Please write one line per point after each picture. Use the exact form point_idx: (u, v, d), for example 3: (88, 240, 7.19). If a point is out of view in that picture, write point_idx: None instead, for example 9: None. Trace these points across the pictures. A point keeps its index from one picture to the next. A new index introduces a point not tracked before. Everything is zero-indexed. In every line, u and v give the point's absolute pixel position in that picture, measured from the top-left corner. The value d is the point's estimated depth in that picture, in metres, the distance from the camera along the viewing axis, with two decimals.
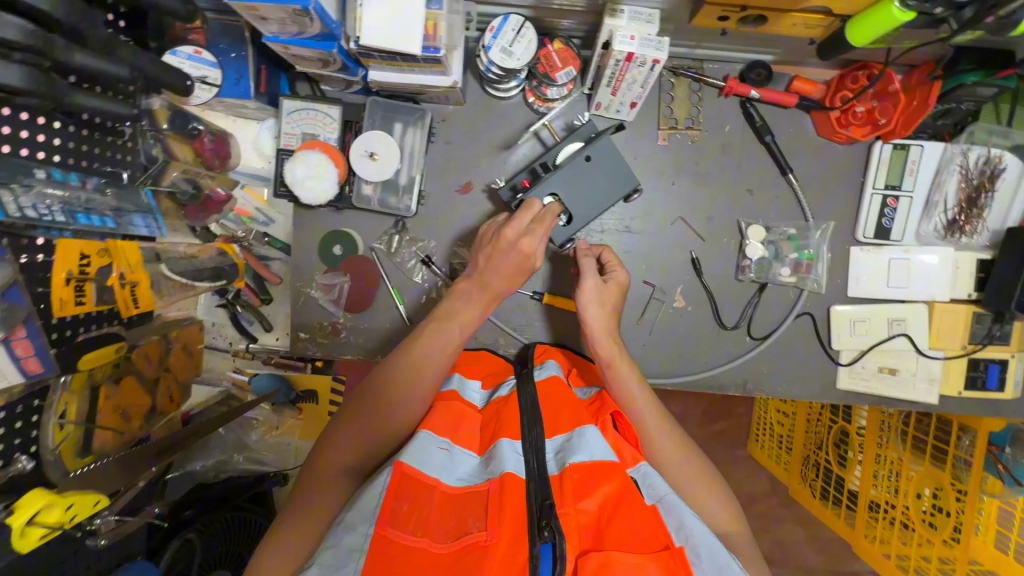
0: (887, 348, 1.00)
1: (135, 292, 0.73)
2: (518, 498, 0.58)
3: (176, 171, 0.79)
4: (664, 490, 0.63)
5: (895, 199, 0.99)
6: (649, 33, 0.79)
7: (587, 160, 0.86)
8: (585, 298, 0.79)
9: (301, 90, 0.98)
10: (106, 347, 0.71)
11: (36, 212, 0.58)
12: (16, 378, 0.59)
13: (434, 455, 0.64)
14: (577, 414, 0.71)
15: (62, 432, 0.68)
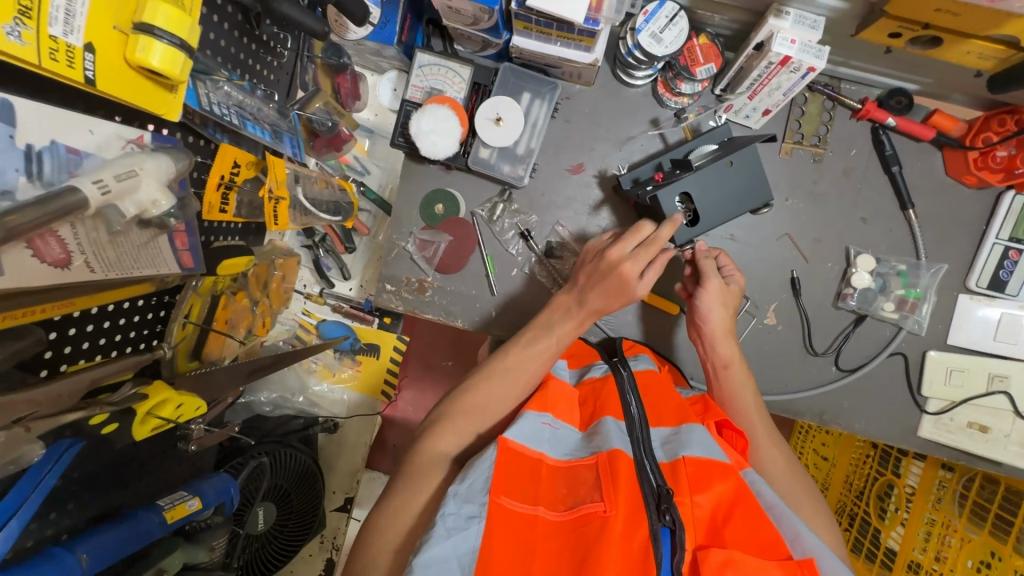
0: (982, 403, 0.97)
1: (279, 209, 0.74)
2: (629, 478, 0.60)
3: (320, 102, 0.83)
4: (774, 499, 0.63)
5: (1017, 253, 0.95)
6: (810, 39, 0.78)
7: (730, 166, 0.81)
8: (708, 300, 0.83)
9: (434, 46, 0.99)
10: (236, 258, 0.74)
11: (221, 111, 0.63)
12: (175, 267, 0.65)
13: (541, 433, 0.68)
14: (680, 411, 0.72)
15: (183, 331, 0.73)
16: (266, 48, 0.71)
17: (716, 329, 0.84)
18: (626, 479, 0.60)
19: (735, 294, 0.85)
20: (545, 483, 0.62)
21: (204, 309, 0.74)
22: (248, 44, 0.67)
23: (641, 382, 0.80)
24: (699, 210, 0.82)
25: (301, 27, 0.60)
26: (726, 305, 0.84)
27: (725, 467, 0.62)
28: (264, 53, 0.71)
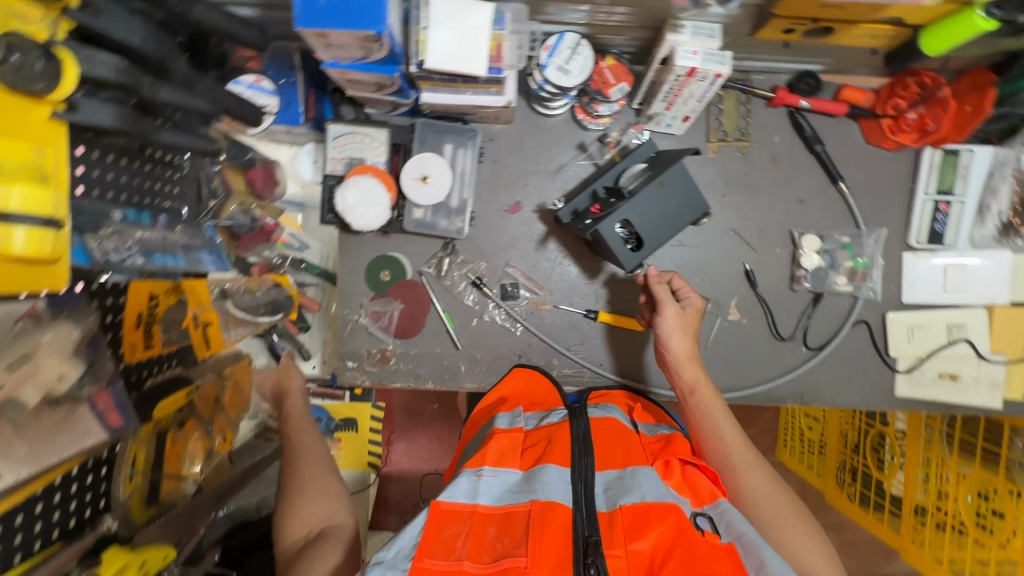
0: (948, 354, 0.99)
1: (208, 332, 0.76)
2: (559, 531, 0.61)
3: (234, 204, 0.78)
4: (745, 527, 0.64)
5: (947, 204, 0.99)
6: (712, 47, 0.78)
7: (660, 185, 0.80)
8: (667, 324, 0.87)
9: (344, 113, 0.94)
10: (175, 394, 0.72)
11: (119, 256, 0.54)
12: (102, 433, 0.58)
13: (469, 482, 0.67)
14: (631, 454, 0.72)
15: (131, 483, 0.67)
16: (169, 166, 0.65)
17: (682, 351, 0.87)
18: (557, 533, 0.60)
19: (693, 315, 0.89)
20: (474, 537, 0.62)
21: (149, 454, 0.69)
22: (150, 169, 0.62)
23: (596, 428, 0.80)
24: (641, 234, 0.81)
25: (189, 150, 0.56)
26: (684, 328, 0.88)
27: (665, 509, 0.61)
28: (167, 172, 0.65)
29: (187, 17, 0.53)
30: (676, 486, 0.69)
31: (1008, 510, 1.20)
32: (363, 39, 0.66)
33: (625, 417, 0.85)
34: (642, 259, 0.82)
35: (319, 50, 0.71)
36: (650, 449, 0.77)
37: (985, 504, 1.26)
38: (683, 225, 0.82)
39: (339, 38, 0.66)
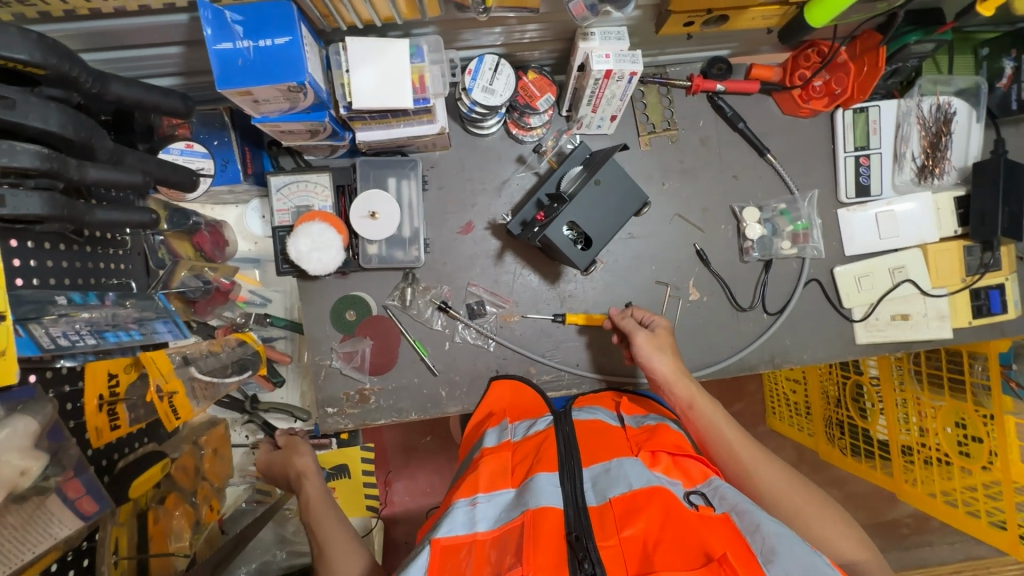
0: (895, 296, 1.04)
1: (175, 403, 0.68)
2: (553, 533, 0.62)
3: (184, 270, 0.77)
4: (738, 497, 0.65)
5: (867, 158, 1.05)
6: (622, 49, 0.83)
7: (597, 184, 0.83)
8: (644, 353, 0.91)
9: (284, 164, 0.97)
10: (153, 468, 0.67)
11: (68, 339, 0.53)
12: (75, 523, 0.57)
13: (464, 513, 0.67)
14: (616, 449, 0.75)
15: (118, 570, 0.64)
16: (111, 244, 0.64)
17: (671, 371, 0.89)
18: (552, 536, 0.61)
19: (664, 337, 0.93)
20: (475, 561, 0.61)
21: (131, 537, 0.66)
22: (92, 250, 0.61)
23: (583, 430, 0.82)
24: (588, 233, 0.84)
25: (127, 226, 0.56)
26: (660, 349, 0.91)
27: (652, 493, 0.64)
28: (109, 250, 0.64)
29: (106, 96, 0.53)
30: (665, 470, 0.70)
31: (983, 434, 1.25)
32: (286, 91, 0.67)
33: (612, 417, 0.88)
34: (594, 255, 0.84)
35: (246, 108, 0.72)
36: (636, 439, 0.79)
37: (964, 433, 1.31)
38: (627, 219, 0.85)
39: (263, 94, 0.67)
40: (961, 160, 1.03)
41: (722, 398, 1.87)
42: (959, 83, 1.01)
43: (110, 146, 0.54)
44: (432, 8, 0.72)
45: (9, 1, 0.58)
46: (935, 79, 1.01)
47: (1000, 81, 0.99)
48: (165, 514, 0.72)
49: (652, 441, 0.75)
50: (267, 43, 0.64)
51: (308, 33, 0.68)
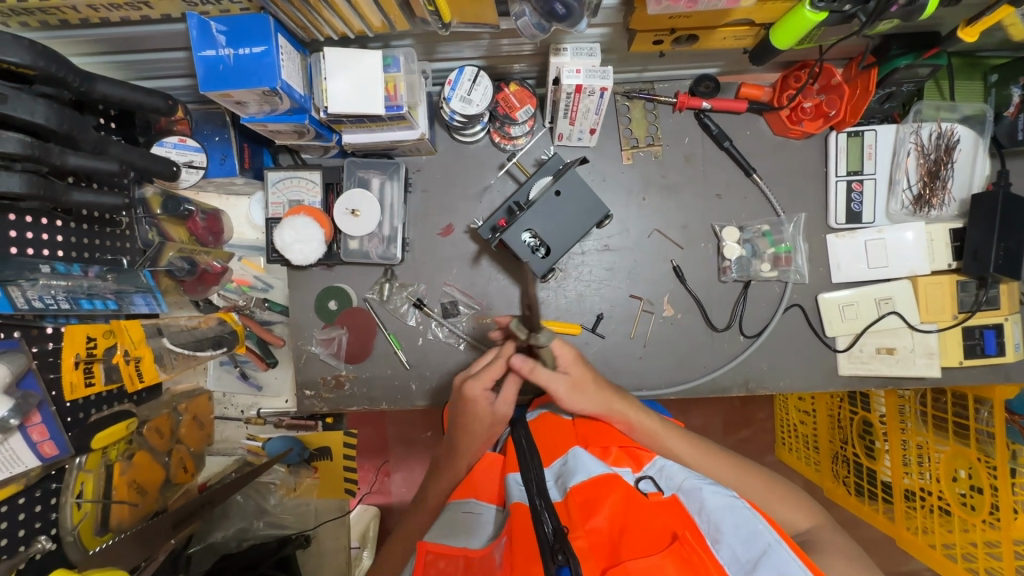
0: (880, 328, 1.01)
1: (140, 367, 0.78)
2: (529, 530, 0.59)
3: (172, 251, 0.85)
4: (682, 476, 0.66)
5: (859, 183, 1.02)
6: (593, 65, 0.85)
7: (558, 194, 0.88)
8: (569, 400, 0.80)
9: (283, 161, 1.05)
10: (116, 425, 0.74)
11: (42, 302, 0.62)
12: (33, 462, 0.62)
13: (452, 531, 0.65)
14: (567, 443, 0.74)
15: (80, 511, 0.70)
16: (108, 224, 0.74)
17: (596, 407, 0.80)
18: (527, 533, 0.59)
19: (584, 374, 0.82)
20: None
21: (98, 484, 0.73)
22: (88, 228, 0.71)
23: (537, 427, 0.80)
24: (546, 241, 0.87)
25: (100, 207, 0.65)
26: (580, 391, 0.81)
27: (607, 481, 0.63)
28: (105, 230, 0.74)
29: (93, 93, 0.62)
30: (614, 459, 0.70)
31: (985, 484, 1.17)
32: (262, 95, 0.75)
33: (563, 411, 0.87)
34: (551, 263, 0.88)
35: (233, 108, 0.80)
36: (580, 429, 0.78)
37: (971, 483, 1.21)
38: (587, 230, 0.88)
39: (243, 97, 0.75)
40: (963, 191, 0.98)
41: (729, 424, 1.79)
42: (964, 109, 0.96)
43: (94, 137, 0.62)
44: (399, 22, 0.76)
45: (32, 11, 0.68)
46: (937, 105, 0.96)
47: (1007, 110, 0.94)
48: (131, 470, 0.78)
49: (596, 436, 0.75)
50: (245, 51, 0.71)
51: (286, 43, 0.75)
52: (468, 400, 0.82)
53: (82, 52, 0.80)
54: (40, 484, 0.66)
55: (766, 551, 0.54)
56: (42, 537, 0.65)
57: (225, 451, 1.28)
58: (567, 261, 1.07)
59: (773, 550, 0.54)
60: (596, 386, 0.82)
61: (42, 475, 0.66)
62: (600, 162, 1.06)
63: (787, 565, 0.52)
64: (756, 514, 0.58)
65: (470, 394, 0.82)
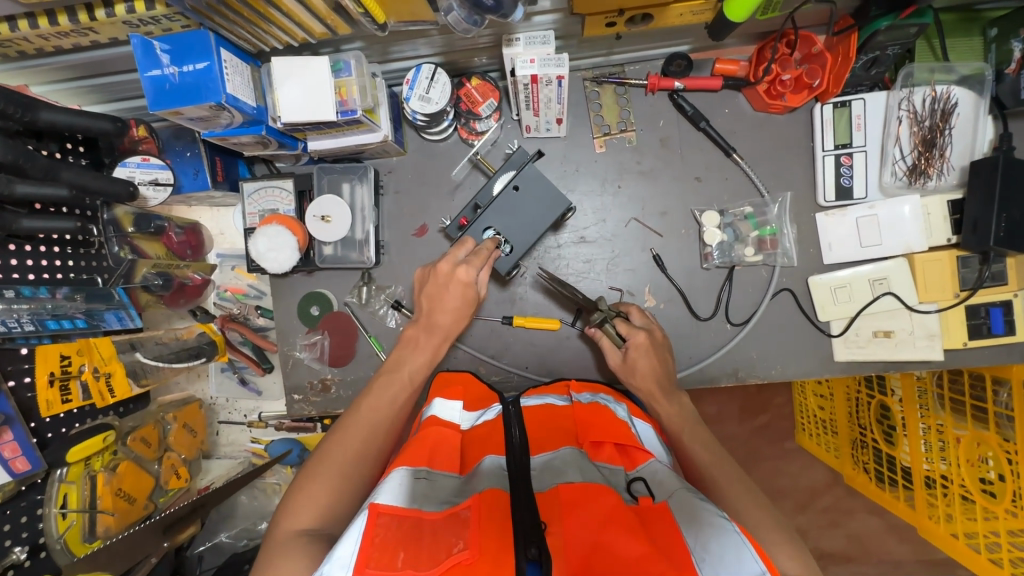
0: (875, 310, 0.95)
1: (110, 383, 0.85)
2: (497, 514, 0.56)
3: (145, 267, 0.88)
4: (675, 485, 0.63)
5: (849, 157, 0.96)
6: (547, 53, 0.81)
7: (517, 189, 0.91)
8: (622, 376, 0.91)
9: (258, 171, 1.07)
10: (94, 437, 0.82)
11: (5, 327, 0.71)
12: (5, 476, 0.71)
13: (410, 491, 0.61)
14: (560, 436, 0.73)
15: (64, 521, 0.78)
16: (83, 246, 0.80)
17: (640, 391, 0.88)
18: (497, 516, 0.56)
19: (642, 362, 0.87)
20: (408, 546, 0.54)
21: (82, 495, 0.80)
22: (60, 251, 0.77)
23: (532, 416, 0.80)
24: (508, 238, 0.91)
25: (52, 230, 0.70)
26: (634, 374, 0.88)
27: (596, 491, 0.59)
28: (80, 251, 0.80)
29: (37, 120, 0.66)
30: (607, 459, 0.69)
31: (1008, 473, 1.08)
32: (212, 110, 0.75)
33: (561, 399, 0.85)
34: (516, 258, 0.92)
35: (189, 125, 0.81)
36: (574, 420, 0.77)
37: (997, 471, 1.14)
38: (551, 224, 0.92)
39: (193, 113, 0.75)
40: (963, 157, 0.89)
41: (746, 409, 1.67)
42: (961, 69, 0.88)
43: (42, 163, 0.66)
44: (339, 26, 0.76)
45: None
46: (933, 67, 0.88)
47: (1008, 68, 0.85)
48: (115, 479, 0.85)
49: (589, 431, 0.73)
50: (190, 68, 0.72)
51: (231, 56, 0.75)
52: (458, 279, 0.83)
53: (50, 80, 0.83)
54: (12, 501, 0.74)
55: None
56: (16, 548, 0.74)
57: (230, 454, 1.31)
58: (543, 255, 1.04)
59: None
60: (654, 370, 0.88)
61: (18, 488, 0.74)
62: (573, 152, 1.03)
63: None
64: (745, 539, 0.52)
65: (463, 278, 0.83)
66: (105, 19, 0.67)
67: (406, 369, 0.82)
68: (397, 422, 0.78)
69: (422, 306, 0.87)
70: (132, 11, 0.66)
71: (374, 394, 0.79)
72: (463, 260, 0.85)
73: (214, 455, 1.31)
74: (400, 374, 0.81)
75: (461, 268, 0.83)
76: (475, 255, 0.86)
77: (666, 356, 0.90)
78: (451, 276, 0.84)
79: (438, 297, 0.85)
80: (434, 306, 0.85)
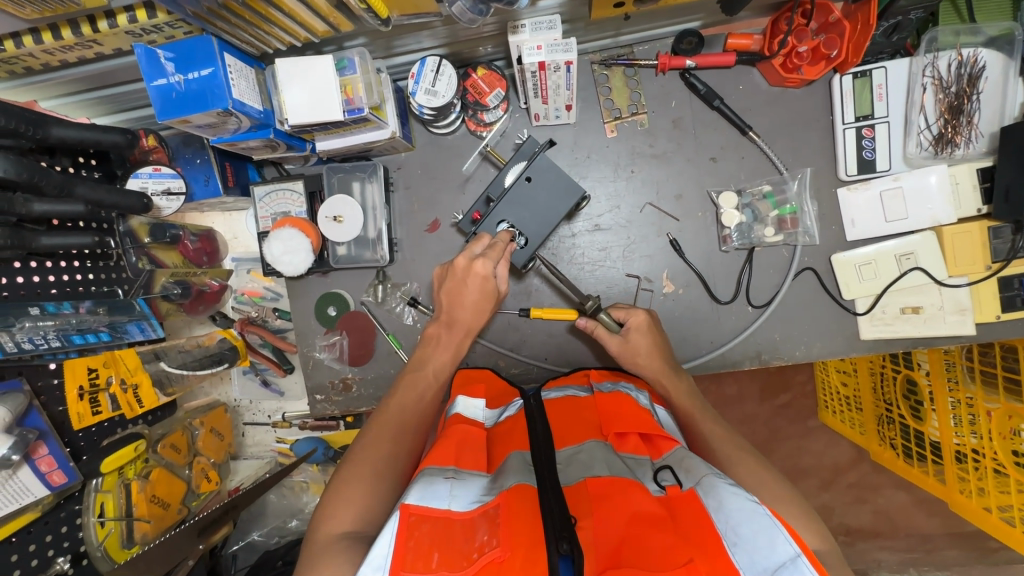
0: (902, 286, 0.92)
1: (137, 393, 0.90)
2: (527, 509, 0.55)
3: (164, 277, 0.89)
4: (704, 469, 0.62)
5: (871, 129, 0.93)
6: (555, 38, 0.78)
7: (529, 181, 0.90)
8: (623, 361, 0.90)
9: (268, 174, 1.06)
10: (126, 448, 0.85)
11: (33, 343, 0.71)
12: (43, 490, 0.73)
13: (438, 487, 0.61)
14: (584, 427, 0.73)
15: (104, 529, 0.81)
16: (102, 258, 0.80)
17: (646, 372, 0.88)
18: (527, 509, 0.55)
19: (641, 342, 0.89)
20: (441, 544, 0.54)
21: (119, 503, 0.83)
22: (80, 265, 0.77)
23: (555, 408, 0.80)
24: (523, 230, 0.90)
25: (70, 246, 0.70)
26: (637, 356, 0.89)
27: (625, 485, 0.58)
28: (99, 264, 0.80)
29: (47, 137, 0.66)
30: (631, 450, 0.69)
31: None
32: (219, 116, 0.75)
33: (582, 390, 0.85)
34: (531, 251, 0.91)
35: (198, 132, 0.80)
36: (597, 412, 0.77)
37: None
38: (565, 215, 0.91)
39: (201, 121, 0.75)
40: (992, 124, 0.86)
41: (767, 388, 1.61)
42: (988, 31, 0.84)
43: (58, 180, 0.65)
44: (342, 22, 0.75)
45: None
46: (957, 30, 0.85)
47: None
48: (149, 486, 0.87)
49: (614, 423, 0.72)
50: (195, 74, 0.72)
51: (236, 60, 0.74)
52: (476, 272, 0.82)
53: (58, 94, 0.83)
54: (53, 512, 0.77)
55: (784, 563, 0.48)
56: (60, 559, 0.76)
57: (257, 454, 1.33)
58: (558, 244, 1.03)
59: (792, 564, 0.48)
60: (659, 354, 0.89)
61: (57, 501, 0.77)
62: (583, 138, 1.01)
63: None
64: (778, 522, 0.52)
65: (479, 271, 0.82)
66: (109, 30, 0.66)
67: (430, 367, 0.83)
68: (426, 421, 0.77)
69: (442, 303, 0.86)
70: (134, 20, 0.66)
71: (399, 397, 0.79)
72: (480, 254, 0.84)
73: (241, 455, 1.33)
74: (425, 372, 0.82)
75: (478, 261, 0.82)
76: (492, 248, 0.85)
77: (662, 336, 0.92)
78: (469, 271, 0.83)
79: (457, 292, 0.84)
80: (453, 302, 0.85)
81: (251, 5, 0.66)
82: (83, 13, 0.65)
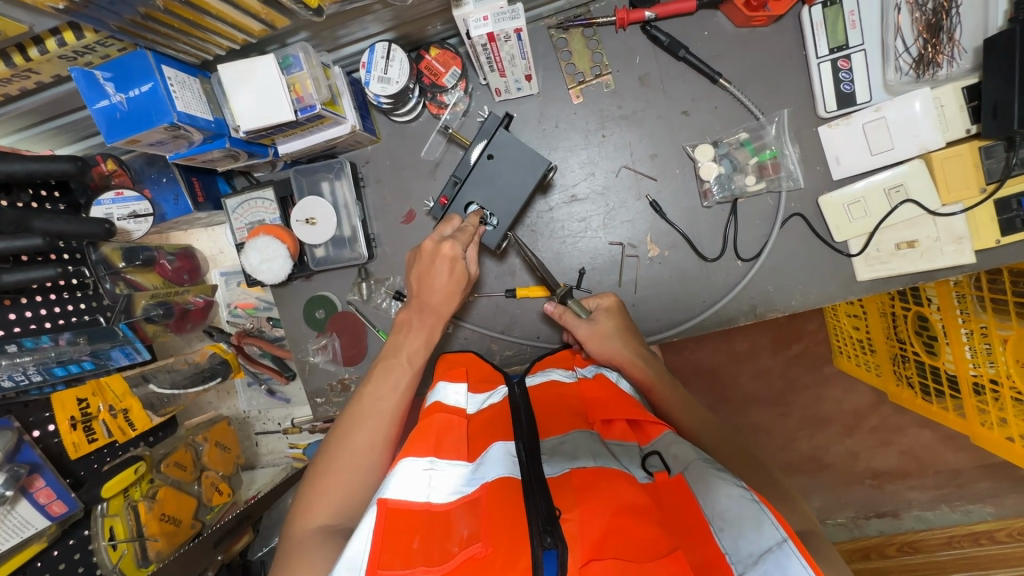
0: (896, 220, 0.89)
1: (128, 417, 0.98)
2: (507, 501, 0.57)
3: (143, 300, 0.95)
4: (691, 456, 0.63)
5: (847, 59, 0.88)
6: (500, 6, 0.75)
7: (491, 158, 0.89)
8: (590, 347, 0.87)
9: (239, 184, 1.05)
10: (125, 471, 0.95)
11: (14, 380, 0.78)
12: (43, 520, 0.82)
13: (418, 481, 0.62)
14: (568, 415, 0.71)
15: (117, 551, 0.92)
16: (79, 288, 0.85)
17: (610, 358, 0.86)
18: (508, 503, 0.57)
19: (608, 323, 0.88)
20: (424, 534, 0.58)
21: (128, 525, 0.93)
22: (57, 296, 0.82)
23: (540, 396, 0.77)
24: (491, 211, 0.90)
25: (31, 281, 0.73)
26: (606, 336, 0.87)
27: (609, 474, 0.58)
28: (78, 295, 0.85)
29: None
30: (618, 436, 0.69)
31: None
32: (168, 131, 0.73)
33: (567, 373, 0.84)
34: (503, 230, 0.90)
35: (154, 150, 0.80)
36: (585, 398, 0.77)
37: None
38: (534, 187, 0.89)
39: (152, 138, 0.74)
40: (975, 37, 0.81)
41: (779, 340, 1.54)
42: None
43: (12, 216, 0.69)
44: (276, 19, 0.72)
45: None
46: None
47: None
48: (156, 505, 0.98)
49: (600, 410, 0.73)
50: (135, 92, 0.70)
51: (176, 72, 0.73)
52: (443, 254, 0.81)
53: (12, 129, 0.82)
54: (62, 540, 0.87)
55: (770, 548, 0.49)
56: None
57: (273, 462, 1.33)
58: (536, 220, 1.00)
59: (778, 548, 0.48)
60: (624, 335, 0.87)
61: (58, 530, 0.86)
62: (549, 108, 0.97)
63: (791, 565, 0.47)
64: (764, 507, 0.52)
65: (445, 253, 0.81)
66: (40, 57, 0.65)
67: (403, 353, 0.82)
68: (403, 408, 0.79)
69: (414, 287, 0.85)
70: (63, 43, 0.64)
71: (373, 385, 0.80)
72: (448, 236, 0.83)
73: (257, 465, 1.34)
74: (398, 359, 0.82)
75: (444, 243, 0.81)
76: (462, 231, 0.84)
77: (631, 323, 0.91)
78: (436, 254, 0.81)
79: (426, 276, 0.83)
80: (423, 286, 0.83)
81: (176, 12, 0.64)
82: (11, 43, 0.63)
